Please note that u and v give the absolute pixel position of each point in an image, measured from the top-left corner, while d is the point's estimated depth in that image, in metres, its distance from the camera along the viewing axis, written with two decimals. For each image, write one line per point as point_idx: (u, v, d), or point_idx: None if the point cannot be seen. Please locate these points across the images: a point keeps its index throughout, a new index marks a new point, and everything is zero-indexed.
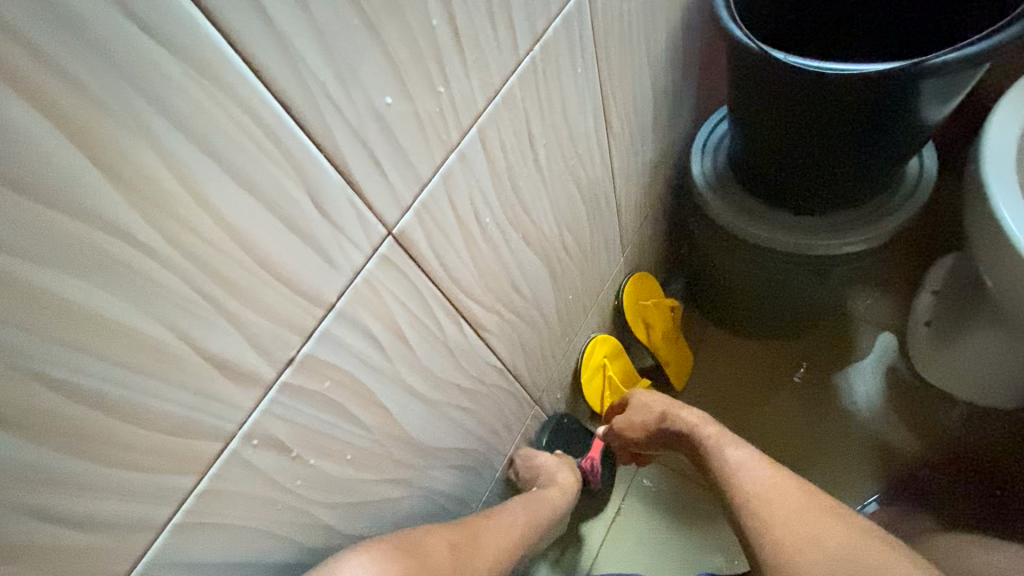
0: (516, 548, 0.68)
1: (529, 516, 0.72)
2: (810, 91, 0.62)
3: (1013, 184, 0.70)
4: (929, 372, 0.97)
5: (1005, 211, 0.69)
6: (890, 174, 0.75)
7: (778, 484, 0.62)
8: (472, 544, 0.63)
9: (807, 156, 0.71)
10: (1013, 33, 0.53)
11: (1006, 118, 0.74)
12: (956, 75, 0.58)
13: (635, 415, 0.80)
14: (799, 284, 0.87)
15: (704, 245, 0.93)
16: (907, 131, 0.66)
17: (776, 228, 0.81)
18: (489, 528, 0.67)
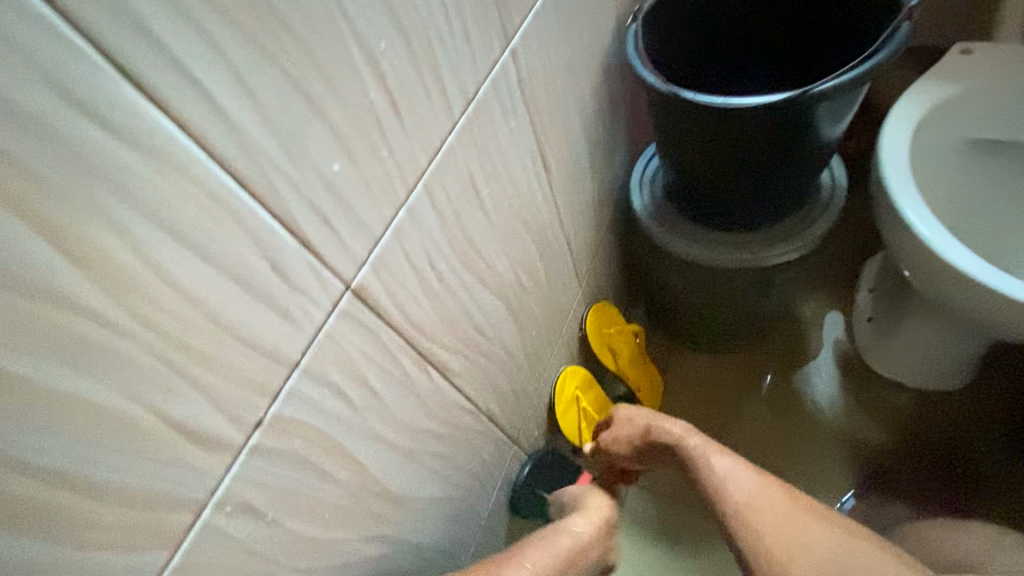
0: (555, 574, 0.61)
1: (566, 537, 0.65)
2: (722, 122, 0.69)
3: (911, 185, 0.79)
4: (878, 362, 1.04)
5: (907, 209, 0.77)
6: (806, 187, 0.84)
7: (764, 491, 0.65)
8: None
9: (731, 179, 0.79)
10: (879, 60, 0.63)
11: (899, 127, 0.84)
12: (842, 97, 0.67)
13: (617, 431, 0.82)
14: (746, 295, 0.93)
15: (654, 271, 0.99)
16: (810, 149, 0.75)
17: (716, 246, 0.88)
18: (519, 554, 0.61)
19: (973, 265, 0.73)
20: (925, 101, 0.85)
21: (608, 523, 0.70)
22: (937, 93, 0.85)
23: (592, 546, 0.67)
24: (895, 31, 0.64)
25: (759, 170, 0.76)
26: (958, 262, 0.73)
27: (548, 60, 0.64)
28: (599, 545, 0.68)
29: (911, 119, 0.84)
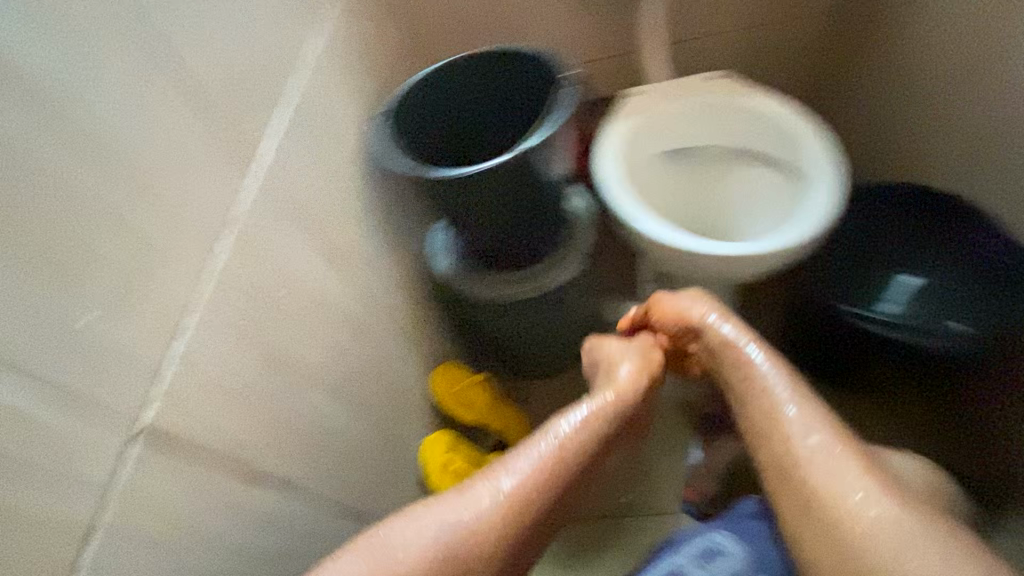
0: (528, 490, 0.61)
1: (541, 446, 0.65)
2: (467, 185, 0.83)
3: (629, 195, 1.01)
4: None
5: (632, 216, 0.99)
6: (559, 216, 1.01)
7: (801, 433, 0.63)
8: (462, 506, 0.60)
9: (498, 226, 0.93)
10: (560, 117, 0.82)
11: (613, 156, 1.06)
12: (548, 148, 0.85)
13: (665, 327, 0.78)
14: (553, 317, 1.07)
15: (475, 323, 1.09)
16: (547, 188, 0.93)
17: (512, 284, 1.01)
18: (482, 479, 0.63)
19: (694, 242, 0.94)
20: (613, 139, 1.09)
21: (590, 427, 0.67)
22: (618, 133, 1.10)
23: (572, 453, 0.65)
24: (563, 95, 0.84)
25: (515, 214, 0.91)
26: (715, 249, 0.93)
27: (305, 178, 0.74)
28: (580, 450, 0.65)
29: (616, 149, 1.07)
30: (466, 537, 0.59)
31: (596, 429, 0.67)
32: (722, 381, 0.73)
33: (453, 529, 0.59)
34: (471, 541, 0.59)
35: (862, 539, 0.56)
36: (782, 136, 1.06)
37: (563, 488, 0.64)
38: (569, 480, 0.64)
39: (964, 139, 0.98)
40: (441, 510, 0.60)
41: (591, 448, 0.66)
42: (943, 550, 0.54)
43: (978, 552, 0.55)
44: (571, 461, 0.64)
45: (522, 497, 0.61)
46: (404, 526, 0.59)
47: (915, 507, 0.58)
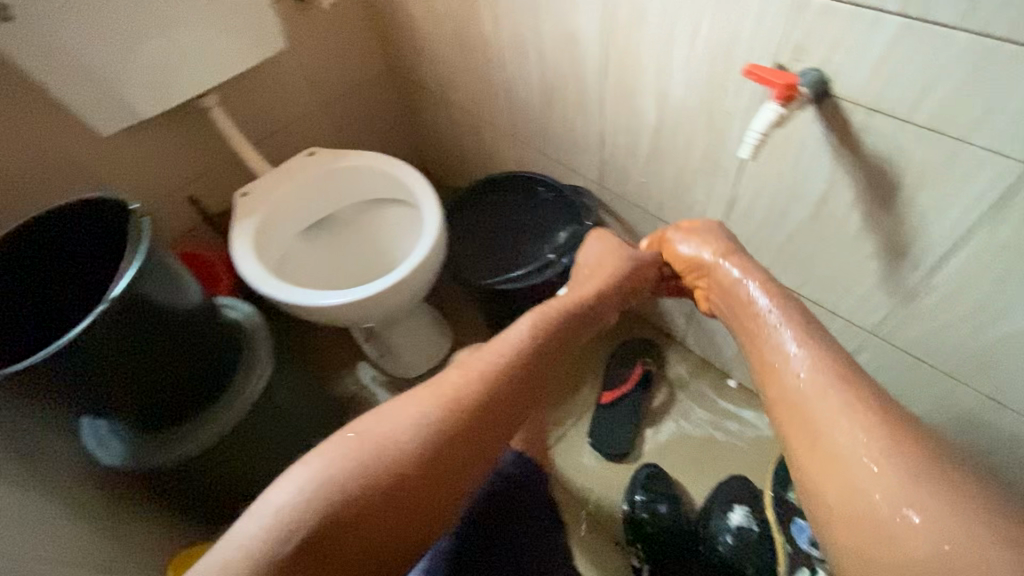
0: (454, 404, 0.58)
1: (483, 356, 0.63)
2: (70, 362, 0.75)
3: (281, 285, 1.04)
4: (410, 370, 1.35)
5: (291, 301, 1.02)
6: (223, 336, 0.98)
7: (815, 350, 0.55)
8: (426, 404, 0.58)
9: (146, 380, 0.86)
10: (146, 247, 0.79)
11: (246, 260, 1.07)
12: (153, 280, 0.81)
13: (593, 264, 0.83)
14: (270, 429, 1.04)
15: (192, 487, 0.99)
16: (183, 325, 0.88)
17: (202, 430, 0.95)
18: (449, 381, 0.60)
19: (346, 296, 1.03)
20: (243, 245, 1.09)
21: (526, 341, 0.66)
22: (244, 237, 1.10)
23: (514, 354, 0.64)
24: (141, 226, 0.81)
25: (158, 359, 0.86)
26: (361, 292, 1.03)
27: None
28: (525, 356, 0.64)
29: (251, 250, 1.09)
30: (391, 456, 0.54)
31: (506, 374, 0.61)
32: (721, 308, 0.72)
33: (388, 446, 0.54)
34: (382, 466, 0.53)
35: (828, 458, 0.49)
36: (380, 178, 1.21)
37: (492, 401, 0.59)
38: (496, 390, 0.60)
39: (506, 129, 1.32)
40: (416, 406, 0.58)
41: (513, 370, 0.62)
42: (908, 469, 0.45)
43: (912, 440, 0.46)
44: (524, 348, 0.65)
45: (466, 398, 0.58)
46: (375, 428, 0.56)
47: (884, 418, 0.48)
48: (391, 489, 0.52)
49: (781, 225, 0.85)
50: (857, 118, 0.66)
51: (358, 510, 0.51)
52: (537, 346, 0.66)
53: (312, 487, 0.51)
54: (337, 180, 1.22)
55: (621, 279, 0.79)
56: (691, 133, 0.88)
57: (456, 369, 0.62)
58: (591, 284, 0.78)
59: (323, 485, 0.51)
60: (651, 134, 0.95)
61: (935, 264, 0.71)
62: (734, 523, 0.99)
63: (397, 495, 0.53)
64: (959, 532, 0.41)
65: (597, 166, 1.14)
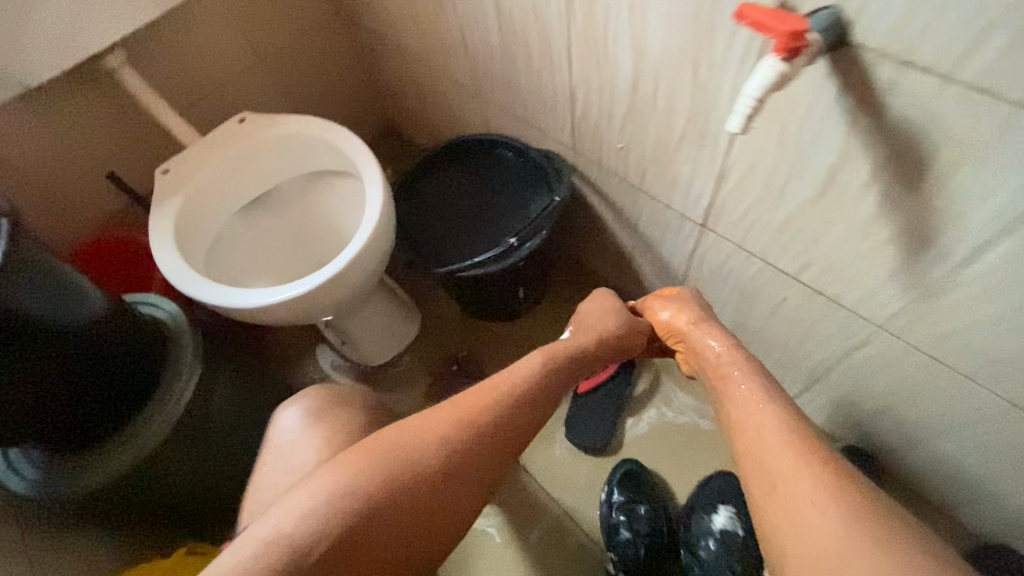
0: (468, 433, 0.67)
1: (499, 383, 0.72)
2: None
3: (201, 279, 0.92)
4: (373, 356, 1.25)
5: (210, 297, 0.90)
6: (137, 342, 0.87)
7: (759, 406, 0.64)
8: (451, 423, 0.67)
9: (42, 397, 0.76)
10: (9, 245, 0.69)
11: (162, 251, 0.93)
12: (28, 284, 0.71)
13: (591, 316, 0.87)
14: (213, 439, 0.94)
15: (134, 513, 0.90)
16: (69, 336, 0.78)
17: (125, 450, 0.85)
18: (459, 405, 0.69)
19: (281, 294, 0.91)
20: (161, 233, 0.94)
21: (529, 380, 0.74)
22: (163, 224, 0.95)
23: (522, 386, 0.72)
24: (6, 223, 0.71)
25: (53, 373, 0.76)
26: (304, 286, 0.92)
27: None
28: (529, 392, 0.72)
29: (166, 238, 0.94)
30: (414, 466, 0.63)
31: (516, 403, 0.70)
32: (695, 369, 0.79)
33: (416, 456, 0.64)
34: (408, 471, 0.63)
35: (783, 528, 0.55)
36: (323, 148, 1.05)
37: (499, 430, 0.69)
38: (502, 430, 0.69)
39: (466, 79, 1.13)
40: (440, 421, 0.67)
41: (517, 403, 0.71)
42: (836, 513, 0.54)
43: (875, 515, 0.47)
44: (529, 383, 0.73)
45: (477, 427, 0.67)
46: (401, 441, 0.65)
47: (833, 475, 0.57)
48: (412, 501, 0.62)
49: (779, 205, 0.71)
50: (886, 75, 0.50)
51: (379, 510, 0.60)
52: (537, 386, 0.73)
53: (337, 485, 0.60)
54: (276, 151, 1.06)
55: (615, 333, 0.85)
56: (674, 91, 0.71)
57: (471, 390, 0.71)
58: (586, 332, 0.84)
59: (354, 482, 0.61)
60: (628, 90, 0.78)
61: (964, 257, 0.58)
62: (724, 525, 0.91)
63: (398, 511, 0.61)
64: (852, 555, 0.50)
65: (568, 127, 0.97)
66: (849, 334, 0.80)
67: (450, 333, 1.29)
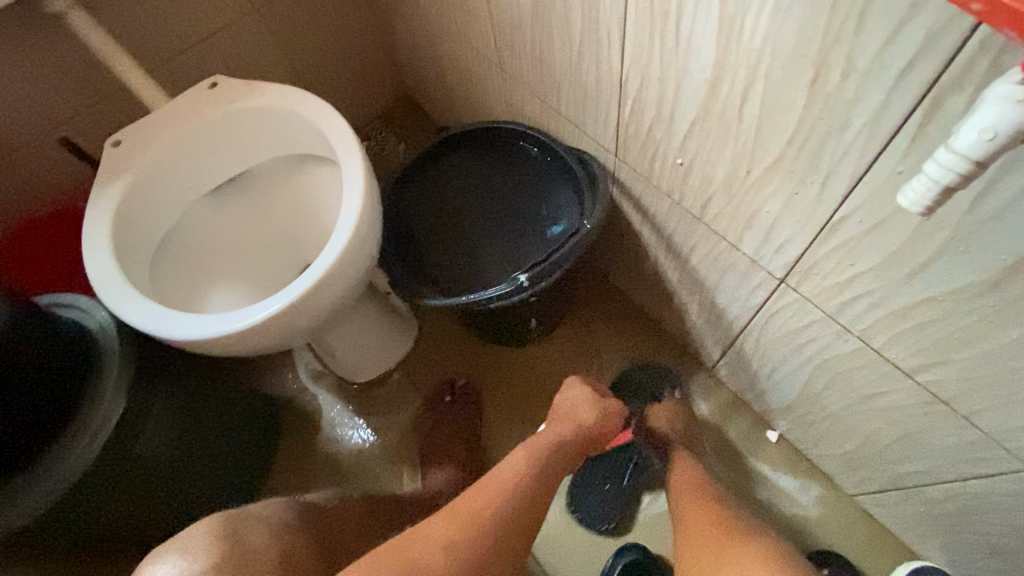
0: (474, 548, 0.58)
1: (487, 491, 0.64)
2: None
3: (133, 292, 0.74)
4: (358, 373, 1.08)
5: (140, 319, 0.72)
6: (45, 362, 0.70)
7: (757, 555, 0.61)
8: (452, 544, 0.57)
9: None
10: None
11: (92, 250, 0.75)
12: None
13: (569, 407, 0.75)
14: (139, 481, 0.78)
15: (60, 548, 0.76)
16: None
17: (27, 490, 0.68)
18: (450, 525, 0.59)
19: (226, 325, 0.72)
20: (96, 224, 0.77)
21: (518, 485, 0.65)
22: (101, 211, 0.78)
23: (516, 489, 0.64)
24: None
25: None
26: (262, 313, 0.73)
27: None
28: (526, 497, 0.64)
29: (100, 238, 0.76)
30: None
31: (513, 514, 0.62)
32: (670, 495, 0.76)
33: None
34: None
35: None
36: (304, 127, 0.85)
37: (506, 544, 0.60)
38: (503, 542, 0.60)
39: (490, 49, 0.90)
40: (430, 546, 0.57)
41: (517, 507, 0.63)
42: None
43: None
44: (522, 489, 0.64)
45: (485, 542, 0.59)
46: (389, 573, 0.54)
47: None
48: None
49: (912, 282, 0.49)
50: None
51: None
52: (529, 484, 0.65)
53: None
54: (255, 127, 0.86)
55: (594, 423, 0.74)
56: (776, 99, 0.48)
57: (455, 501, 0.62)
58: (561, 419, 0.75)
59: None
60: (703, 90, 0.54)
61: None
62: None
63: None
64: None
65: (612, 127, 0.74)
66: (978, 455, 0.58)
67: (450, 352, 1.10)
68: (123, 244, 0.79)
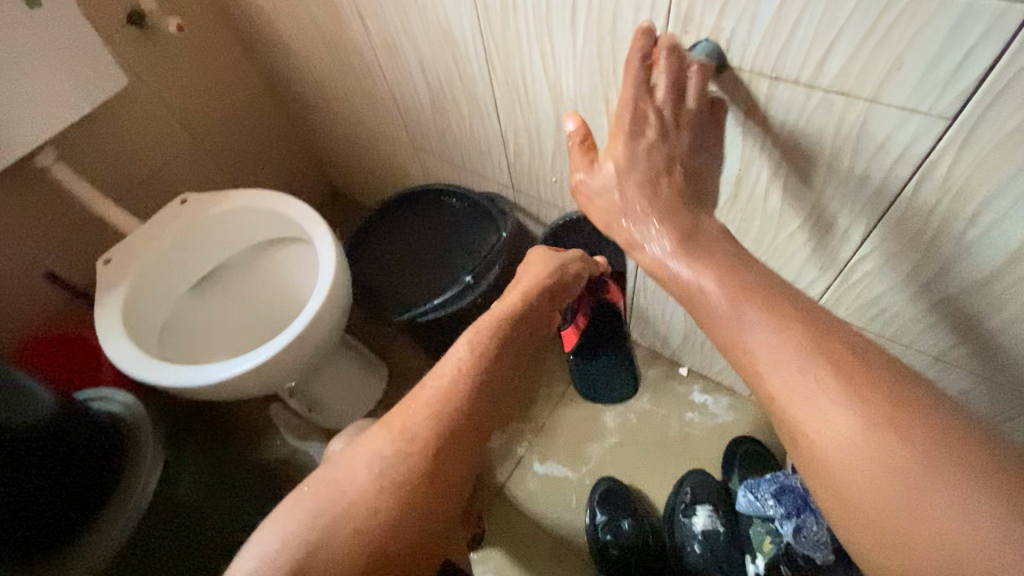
0: (421, 431, 0.56)
1: (434, 381, 0.60)
2: None
3: (157, 365, 0.89)
4: (344, 418, 1.22)
5: (170, 381, 0.88)
6: (91, 435, 0.84)
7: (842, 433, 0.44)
8: (395, 436, 0.56)
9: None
10: None
11: (114, 341, 0.91)
12: None
13: (527, 275, 0.73)
14: (178, 524, 0.90)
15: None
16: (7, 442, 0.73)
17: (96, 540, 0.79)
18: (401, 416, 0.58)
19: (237, 367, 0.89)
20: (111, 321, 0.93)
21: (466, 360, 0.62)
22: (112, 312, 0.94)
23: (460, 366, 0.61)
24: None
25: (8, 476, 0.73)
26: (268, 352, 0.90)
27: None
28: (474, 373, 0.61)
29: (118, 331, 0.92)
30: (377, 503, 0.52)
31: (460, 398, 0.59)
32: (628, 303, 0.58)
33: (373, 484, 0.53)
34: (376, 509, 0.52)
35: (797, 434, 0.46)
36: (270, 216, 1.06)
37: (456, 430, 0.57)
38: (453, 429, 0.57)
39: (403, 135, 1.18)
40: (379, 439, 0.56)
41: (465, 397, 0.59)
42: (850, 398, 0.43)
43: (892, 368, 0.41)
44: (467, 371, 0.61)
45: (438, 427, 0.57)
46: (339, 475, 0.55)
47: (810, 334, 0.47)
48: (407, 520, 0.52)
49: None
50: (762, 90, 0.59)
51: (382, 550, 0.50)
52: (476, 370, 0.61)
53: (280, 550, 0.50)
54: (227, 225, 1.07)
55: (555, 279, 0.72)
56: (593, 123, 0.79)
57: (400, 403, 0.59)
58: (520, 284, 0.72)
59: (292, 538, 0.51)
60: (553, 127, 0.85)
61: (862, 232, 0.66)
62: (744, 508, 0.92)
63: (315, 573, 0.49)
64: (877, 453, 0.41)
65: (505, 166, 1.03)
66: None
67: (421, 380, 1.28)
68: (133, 334, 0.94)
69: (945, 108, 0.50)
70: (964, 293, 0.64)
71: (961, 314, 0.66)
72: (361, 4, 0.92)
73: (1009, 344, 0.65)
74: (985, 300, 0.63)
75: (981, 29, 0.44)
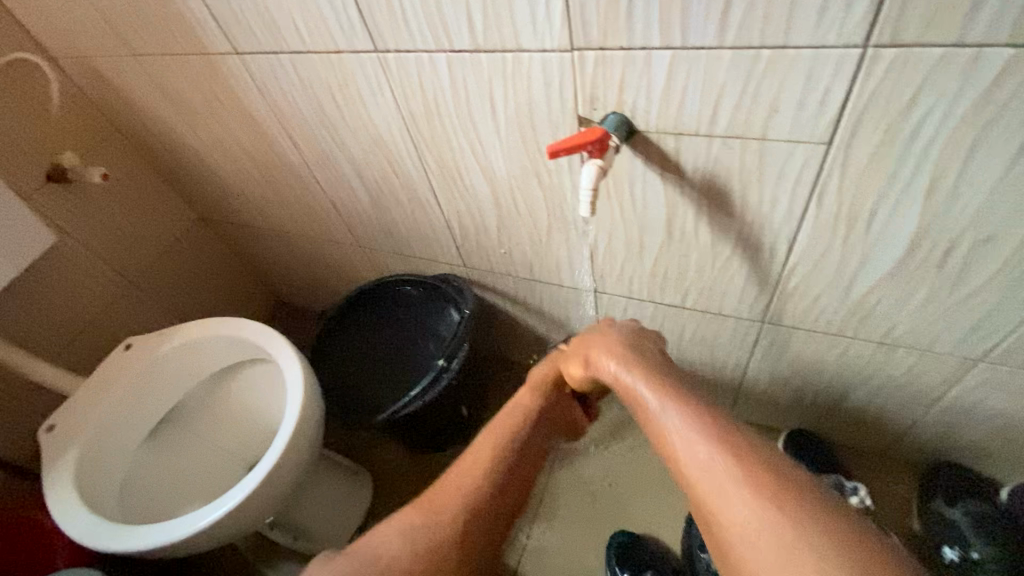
0: (494, 476, 0.71)
1: (458, 477, 0.71)
2: None
3: (122, 528, 0.83)
4: (334, 541, 1.15)
5: (138, 543, 0.81)
6: None
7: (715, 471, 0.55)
8: (472, 486, 0.70)
9: None
10: None
11: (68, 514, 0.83)
12: None
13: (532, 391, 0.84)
14: None
15: None
16: None
17: None
18: (455, 486, 0.70)
19: (219, 510, 0.84)
20: (63, 492, 0.85)
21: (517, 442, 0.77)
22: (63, 482, 0.86)
23: (521, 426, 0.79)
24: None
25: None
26: (248, 488, 0.86)
27: None
28: (520, 456, 0.76)
29: (72, 501, 0.84)
30: (460, 541, 0.65)
31: (479, 488, 0.70)
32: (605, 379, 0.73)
33: (457, 525, 0.66)
34: None
35: None
36: (227, 343, 1.03)
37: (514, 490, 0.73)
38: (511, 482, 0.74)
39: (347, 237, 1.21)
40: None
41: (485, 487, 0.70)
42: None
43: None
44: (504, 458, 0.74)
45: (468, 501, 0.69)
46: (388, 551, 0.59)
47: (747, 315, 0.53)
48: None
49: (644, 255, 0.86)
50: (670, 145, 0.67)
51: None
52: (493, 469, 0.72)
53: None
54: (182, 363, 1.03)
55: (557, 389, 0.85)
56: (529, 196, 0.85)
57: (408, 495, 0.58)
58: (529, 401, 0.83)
59: None
60: (493, 206, 0.91)
61: (786, 249, 0.73)
62: None
63: None
64: None
65: (453, 247, 1.08)
66: (744, 337, 0.92)
67: (408, 477, 1.24)
68: (89, 502, 0.86)
69: (822, 134, 0.59)
70: (883, 282, 0.72)
71: (886, 301, 0.74)
72: (289, 127, 0.97)
73: (932, 317, 0.73)
74: (902, 285, 0.71)
75: (831, 71, 0.53)
